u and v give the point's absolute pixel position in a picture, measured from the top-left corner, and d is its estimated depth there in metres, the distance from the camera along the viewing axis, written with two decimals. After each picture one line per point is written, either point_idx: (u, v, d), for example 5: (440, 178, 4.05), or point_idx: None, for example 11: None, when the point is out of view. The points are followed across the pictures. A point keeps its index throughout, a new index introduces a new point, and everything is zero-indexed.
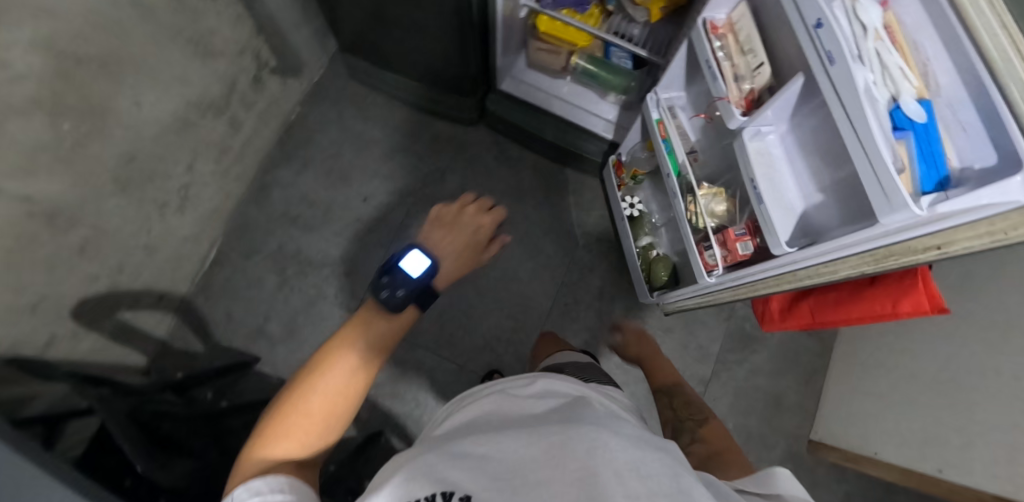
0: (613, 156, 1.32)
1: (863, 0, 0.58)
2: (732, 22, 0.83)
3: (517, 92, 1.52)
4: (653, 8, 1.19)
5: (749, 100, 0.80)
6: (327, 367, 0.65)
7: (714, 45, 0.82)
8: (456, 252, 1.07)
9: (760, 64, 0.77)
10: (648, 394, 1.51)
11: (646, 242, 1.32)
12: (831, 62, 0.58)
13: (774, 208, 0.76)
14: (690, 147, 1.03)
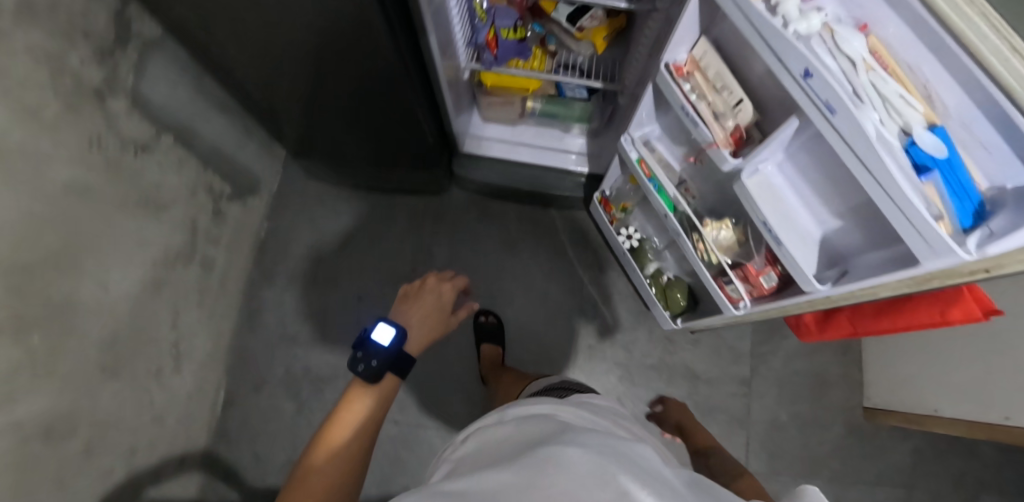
0: (597, 193, 1.29)
1: (843, 33, 0.54)
2: (696, 59, 0.77)
3: (484, 149, 1.49)
4: (597, 39, 1.16)
5: (737, 136, 0.75)
6: (342, 424, 0.73)
7: (684, 88, 0.77)
8: (423, 317, 1.01)
9: (739, 100, 0.71)
10: (696, 411, 1.47)
11: (653, 269, 1.27)
12: (832, 111, 0.54)
13: (795, 246, 0.72)
14: (679, 179, 0.99)
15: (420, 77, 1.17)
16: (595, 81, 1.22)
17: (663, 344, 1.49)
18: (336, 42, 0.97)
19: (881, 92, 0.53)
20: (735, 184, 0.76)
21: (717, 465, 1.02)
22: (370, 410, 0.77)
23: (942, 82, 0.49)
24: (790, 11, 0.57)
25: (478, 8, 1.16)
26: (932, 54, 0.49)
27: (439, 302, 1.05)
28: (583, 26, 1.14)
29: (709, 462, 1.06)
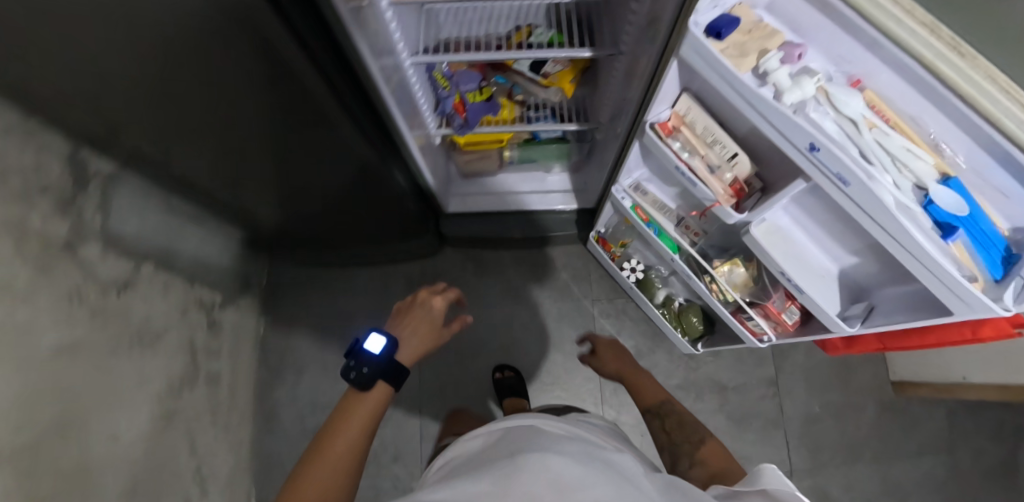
0: (592, 232, 1.26)
1: (840, 93, 0.50)
2: (681, 115, 0.69)
3: (471, 205, 1.47)
4: (564, 83, 1.09)
5: (737, 186, 0.71)
6: (336, 430, 0.64)
7: (675, 148, 0.71)
8: (411, 327, 0.88)
9: (734, 153, 0.67)
10: (732, 422, 1.46)
11: (663, 296, 1.24)
12: (846, 184, 0.51)
13: (817, 289, 0.70)
14: (677, 216, 0.95)
15: (392, 151, 1.15)
16: (571, 124, 1.19)
17: (685, 362, 1.47)
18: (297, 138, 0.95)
19: (888, 150, 0.50)
20: (743, 234, 0.72)
21: (674, 432, 0.94)
22: (361, 433, 0.65)
23: (950, 136, 0.50)
24: (781, 79, 0.52)
25: (438, 75, 1.11)
26: (936, 109, 0.49)
27: (431, 317, 0.90)
28: (547, 73, 1.08)
29: (661, 427, 0.98)
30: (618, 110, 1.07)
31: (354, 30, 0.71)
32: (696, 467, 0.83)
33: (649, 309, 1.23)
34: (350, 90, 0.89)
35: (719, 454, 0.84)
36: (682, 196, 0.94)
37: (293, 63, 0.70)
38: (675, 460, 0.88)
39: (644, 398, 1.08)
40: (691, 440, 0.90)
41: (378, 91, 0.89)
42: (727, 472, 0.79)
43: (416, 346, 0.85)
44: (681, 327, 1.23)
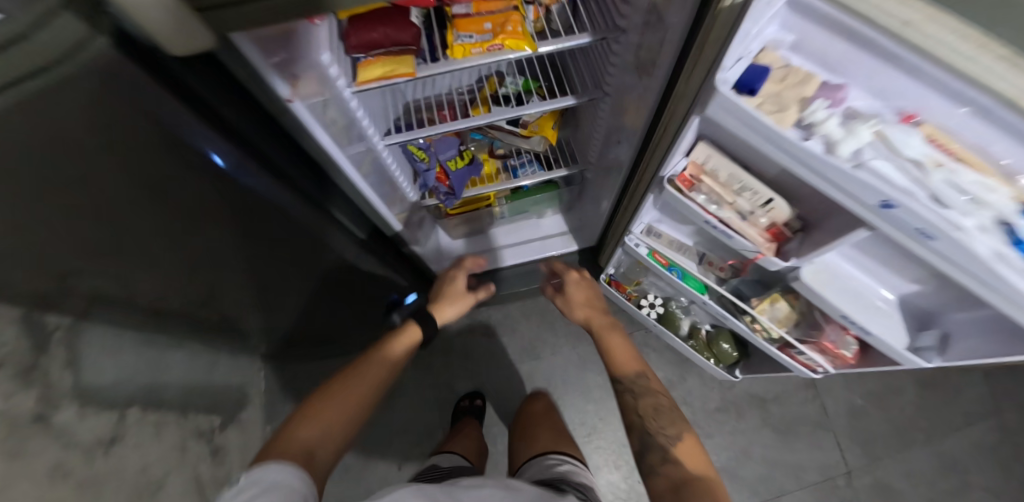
0: (603, 274, 1.18)
1: (897, 135, 0.44)
2: (701, 165, 0.60)
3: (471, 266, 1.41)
4: (547, 129, 1.03)
5: (773, 228, 0.63)
6: (363, 368, 0.80)
7: (700, 202, 0.63)
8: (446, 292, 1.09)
9: (769, 199, 0.59)
10: (782, 436, 1.39)
11: (688, 327, 1.16)
12: (930, 239, 0.45)
13: (884, 326, 0.64)
14: (698, 252, 0.86)
15: (362, 223, 1.06)
16: (561, 169, 1.14)
17: (719, 383, 1.40)
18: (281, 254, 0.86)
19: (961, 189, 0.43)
20: (793, 284, 0.65)
21: (650, 417, 0.89)
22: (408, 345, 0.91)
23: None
24: (832, 130, 0.46)
25: (413, 148, 1.03)
26: (1014, 135, 0.41)
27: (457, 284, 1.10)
28: (527, 123, 1.02)
29: (635, 405, 0.92)
30: (613, 149, 0.98)
31: (316, 125, 0.65)
32: (667, 466, 0.80)
33: (678, 344, 1.15)
34: (318, 184, 0.82)
35: (694, 452, 0.82)
36: (701, 234, 0.83)
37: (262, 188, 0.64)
38: (644, 450, 0.85)
39: (621, 365, 0.98)
40: (668, 433, 0.86)
41: (345, 175, 0.83)
42: (700, 477, 0.77)
43: (457, 308, 1.08)
44: (714, 356, 1.15)
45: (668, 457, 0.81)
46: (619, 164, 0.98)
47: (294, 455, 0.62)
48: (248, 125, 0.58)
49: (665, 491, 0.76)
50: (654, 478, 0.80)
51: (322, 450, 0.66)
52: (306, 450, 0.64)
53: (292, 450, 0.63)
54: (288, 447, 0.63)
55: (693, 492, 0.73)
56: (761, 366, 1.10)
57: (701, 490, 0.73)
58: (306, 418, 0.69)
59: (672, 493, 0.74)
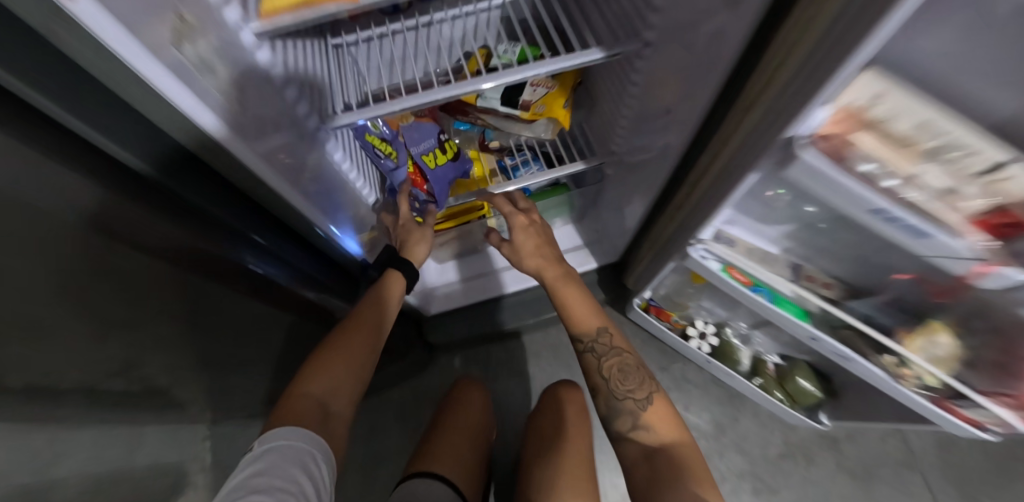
0: (639, 298, 0.91)
1: None
2: (865, 114, 0.36)
3: (462, 298, 1.10)
4: (556, 110, 0.76)
5: (985, 215, 0.39)
6: (381, 293, 0.76)
7: (869, 171, 0.39)
8: (398, 234, 0.83)
9: (998, 164, 0.34)
10: (865, 481, 1.11)
11: (749, 361, 0.89)
12: None
13: None
14: (790, 263, 0.62)
15: (311, 257, 0.82)
16: (576, 163, 0.84)
17: (780, 420, 1.12)
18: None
19: None
20: None
21: (616, 380, 0.73)
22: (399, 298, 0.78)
23: None
24: None
25: (371, 138, 0.75)
26: None
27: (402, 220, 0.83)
28: (529, 103, 0.76)
29: (598, 366, 0.75)
30: (647, 131, 0.73)
31: (206, 120, 0.43)
32: (637, 432, 0.70)
33: (742, 384, 0.87)
34: (235, 209, 0.60)
35: (665, 415, 0.70)
36: (797, 237, 0.58)
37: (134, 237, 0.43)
38: (610, 417, 0.73)
39: (577, 323, 0.76)
40: (637, 396, 0.72)
41: (275, 194, 0.59)
42: (675, 448, 0.67)
43: (423, 248, 0.82)
44: (788, 396, 0.87)
45: (638, 422, 0.70)
46: (660, 150, 0.72)
47: (304, 421, 0.60)
48: (109, 147, 0.40)
49: (639, 465, 0.67)
50: (625, 441, 0.71)
51: (334, 401, 0.64)
52: (318, 404, 0.63)
53: (304, 405, 0.62)
54: (301, 406, 0.61)
55: (669, 469, 0.63)
56: (855, 406, 0.82)
57: (671, 463, 0.64)
58: (311, 367, 0.66)
59: (646, 474, 0.65)
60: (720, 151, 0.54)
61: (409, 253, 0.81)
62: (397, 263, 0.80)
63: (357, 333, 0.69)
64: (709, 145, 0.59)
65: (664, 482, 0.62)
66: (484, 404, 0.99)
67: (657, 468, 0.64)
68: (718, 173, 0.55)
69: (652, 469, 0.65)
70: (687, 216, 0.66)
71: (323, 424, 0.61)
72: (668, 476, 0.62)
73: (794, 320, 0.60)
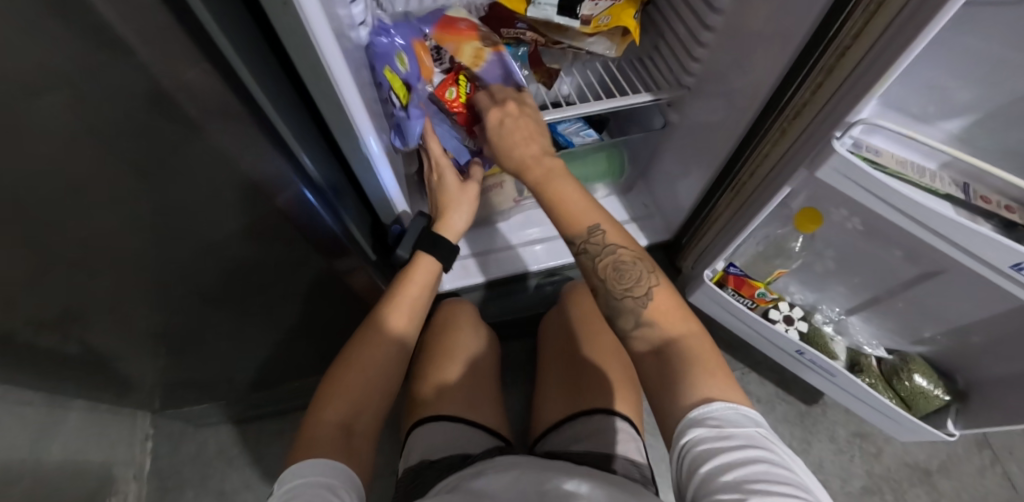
0: (712, 268, 0.73)
1: None
2: None
3: (468, 276, 0.88)
4: (624, 20, 0.64)
5: None
6: (405, 280, 0.66)
7: None
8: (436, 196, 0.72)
9: None
10: None
11: (845, 350, 0.75)
12: None
13: None
14: (956, 181, 0.48)
15: (344, 193, 0.64)
16: (641, 94, 0.70)
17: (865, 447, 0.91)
18: (182, 232, 0.43)
19: None
20: None
21: (612, 280, 0.57)
22: (426, 291, 0.67)
23: None
24: None
25: (392, 77, 0.60)
26: None
27: (445, 175, 0.70)
28: (590, 16, 0.65)
29: (593, 267, 0.58)
30: (736, 56, 0.61)
31: None
32: (640, 330, 0.53)
33: (847, 379, 0.69)
34: (278, 92, 0.43)
35: (674, 307, 0.54)
36: (969, 139, 0.48)
37: (145, 54, 0.27)
38: (608, 317, 0.57)
39: (567, 220, 0.60)
40: (636, 293, 0.55)
41: (324, 72, 0.45)
42: (685, 343, 0.51)
43: (460, 216, 0.72)
44: (899, 401, 0.71)
45: (640, 317, 0.53)
46: (749, 80, 0.60)
47: (330, 450, 0.48)
48: None
49: (645, 362, 0.52)
50: (627, 339, 0.55)
51: (361, 420, 0.54)
52: (341, 425, 0.52)
53: (326, 431, 0.50)
54: (320, 436, 0.50)
55: (679, 363, 0.49)
56: (984, 415, 0.65)
57: (682, 358, 0.49)
58: (326, 392, 0.55)
59: (655, 374, 0.50)
60: (884, 11, 0.40)
61: (444, 224, 0.71)
62: (429, 243, 0.70)
63: (377, 340, 0.59)
64: (840, 32, 0.46)
65: (675, 376, 0.48)
66: (473, 316, 0.86)
67: (668, 363, 0.50)
68: (883, 45, 0.41)
69: (662, 376, 0.49)
70: (814, 134, 0.51)
71: (350, 447, 0.50)
72: (678, 369, 0.48)
73: (997, 239, 0.44)
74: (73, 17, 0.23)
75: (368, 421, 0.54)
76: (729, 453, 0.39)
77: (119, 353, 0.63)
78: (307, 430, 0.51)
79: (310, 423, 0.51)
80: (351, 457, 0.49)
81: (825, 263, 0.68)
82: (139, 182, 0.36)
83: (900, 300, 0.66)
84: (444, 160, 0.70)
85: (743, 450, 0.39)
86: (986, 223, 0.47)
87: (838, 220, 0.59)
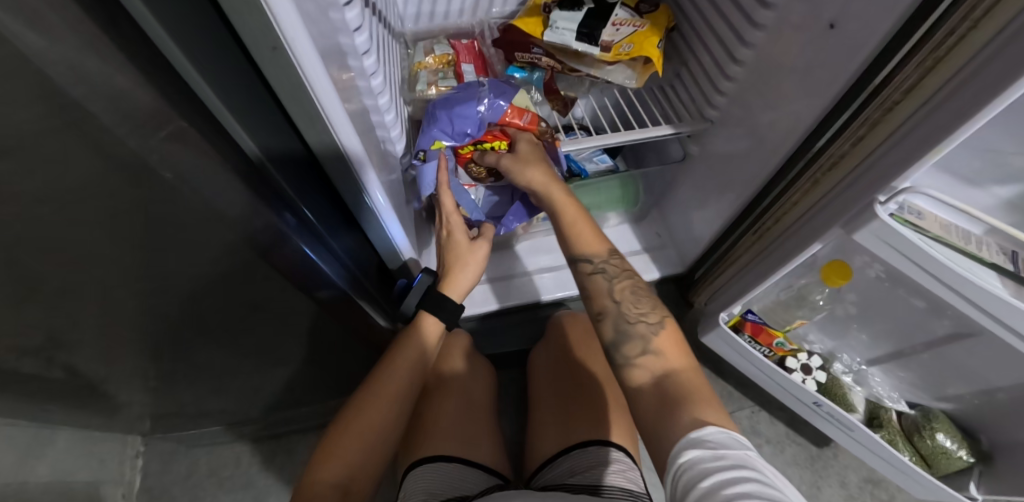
0: (728, 312, 0.69)
1: None
2: None
3: (489, 302, 0.85)
4: (647, 48, 0.60)
5: None
6: (414, 332, 0.65)
7: None
8: (443, 252, 0.70)
9: None
10: None
11: (864, 402, 0.72)
12: None
13: None
14: (1004, 250, 0.44)
15: (338, 226, 0.62)
16: (662, 127, 0.66)
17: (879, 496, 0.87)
18: None
19: None
20: None
21: (627, 303, 0.55)
22: (435, 347, 0.67)
23: None
24: None
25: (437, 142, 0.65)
26: None
27: (458, 232, 0.68)
28: (611, 43, 0.61)
29: (607, 290, 0.56)
30: (765, 94, 0.57)
31: None
32: (644, 358, 0.50)
33: (865, 435, 0.66)
34: (262, 124, 0.40)
35: (679, 343, 0.52)
36: (1020, 204, 0.44)
37: (107, 112, 0.24)
38: (612, 342, 0.53)
39: (582, 242, 0.59)
40: (650, 320, 0.53)
41: (311, 101, 0.42)
42: (689, 378, 0.47)
43: (467, 276, 0.69)
44: (919, 458, 0.68)
45: (649, 342, 0.51)
46: (779, 122, 0.56)
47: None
48: None
49: (641, 394, 0.47)
50: (626, 368, 0.51)
51: (360, 481, 0.52)
52: (339, 488, 0.49)
53: (322, 495, 0.48)
54: (315, 497, 0.48)
55: (676, 394, 0.45)
56: (1010, 478, 0.62)
57: (679, 388, 0.45)
58: (324, 449, 0.53)
59: (648, 405, 0.46)
60: (942, 67, 0.37)
61: (449, 283, 0.68)
62: (432, 303, 0.67)
63: (382, 399, 0.58)
64: (888, 83, 0.42)
65: (673, 404, 0.44)
66: (467, 346, 0.83)
67: (664, 393, 0.46)
68: (938, 103, 0.38)
69: (658, 402, 0.45)
70: (852, 186, 0.48)
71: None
72: (673, 401, 0.44)
73: None
74: (14, 77, 0.20)
75: (367, 480, 0.52)
76: (724, 474, 0.34)
77: (108, 380, 0.61)
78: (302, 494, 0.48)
79: (306, 485, 0.49)
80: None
81: (848, 311, 0.64)
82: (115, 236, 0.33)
83: (926, 355, 0.62)
84: (455, 215, 0.68)
85: (738, 472, 0.34)
86: None
87: (861, 268, 0.55)
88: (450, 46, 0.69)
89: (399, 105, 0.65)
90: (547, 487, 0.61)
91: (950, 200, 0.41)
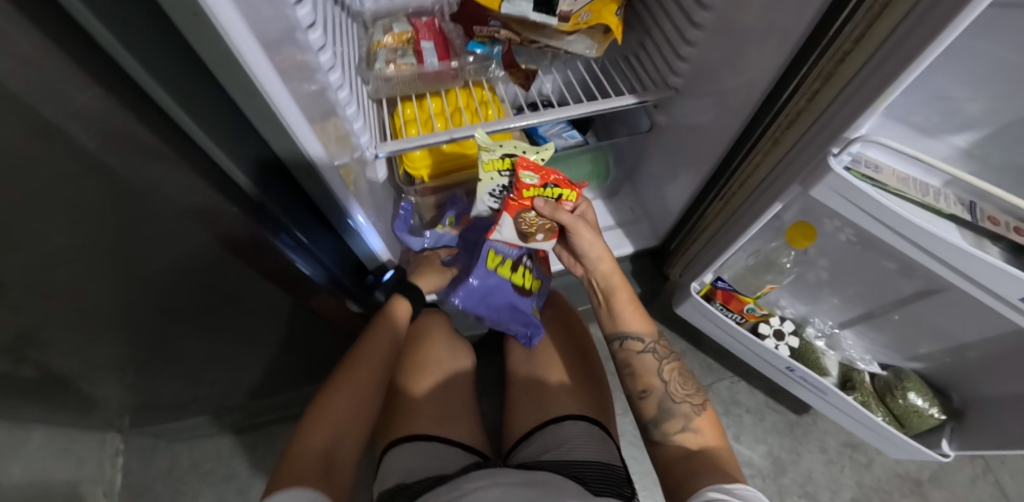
0: (700, 281, 0.70)
1: None
2: None
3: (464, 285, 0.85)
4: (605, 16, 0.60)
5: None
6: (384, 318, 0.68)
7: None
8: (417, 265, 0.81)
9: None
10: None
11: (837, 364, 0.73)
12: None
13: None
14: (961, 200, 0.44)
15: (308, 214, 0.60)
16: (626, 97, 0.66)
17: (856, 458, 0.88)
18: (118, 265, 0.40)
19: None
20: None
21: (675, 383, 0.59)
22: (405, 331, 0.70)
23: None
24: None
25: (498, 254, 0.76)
26: None
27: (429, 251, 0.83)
28: (570, 12, 0.59)
29: (656, 369, 0.60)
30: (725, 56, 0.56)
31: None
32: (684, 435, 0.55)
33: (838, 397, 0.66)
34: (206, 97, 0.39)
35: (716, 424, 0.56)
36: (975, 152, 0.44)
37: (34, 91, 0.24)
38: (653, 418, 0.57)
39: (637, 317, 0.63)
40: (694, 401, 0.57)
41: (269, 105, 0.40)
42: (724, 456, 0.52)
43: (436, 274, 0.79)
44: (892, 418, 0.69)
45: (691, 421, 0.55)
46: (739, 86, 0.55)
47: (314, 475, 0.45)
48: None
49: (673, 466, 0.52)
50: (664, 444, 0.55)
51: (344, 452, 0.52)
52: (324, 453, 0.49)
53: (307, 457, 0.48)
54: (302, 461, 0.47)
55: (708, 464, 0.50)
56: (981, 433, 0.62)
57: (713, 464, 0.50)
58: (307, 423, 0.53)
59: (682, 470, 0.51)
60: (891, 10, 0.36)
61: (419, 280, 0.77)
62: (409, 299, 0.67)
63: (361, 372, 0.59)
64: (840, 34, 0.42)
65: (708, 470, 0.49)
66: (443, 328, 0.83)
67: (698, 464, 0.50)
68: (888, 50, 0.37)
69: (690, 468, 0.50)
70: (810, 143, 0.47)
71: (332, 476, 0.47)
72: (705, 469, 0.49)
73: (1004, 267, 0.40)
74: None
75: (350, 452, 0.52)
76: None
77: (73, 376, 0.60)
78: (290, 459, 0.48)
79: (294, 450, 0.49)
80: (333, 486, 0.46)
81: (817, 275, 0.64)
82: (55, 223, 0.32)
83: (896, 315, 0.63)
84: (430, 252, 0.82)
85: None
86: (1000, 241, 0.43)
87: (829, 231, 0.55)
88: (409, 24, 0.68)
89: (355, 84, 0.63)
90: (522, 462, 0.61)
91: (907, 149, 0.40)
